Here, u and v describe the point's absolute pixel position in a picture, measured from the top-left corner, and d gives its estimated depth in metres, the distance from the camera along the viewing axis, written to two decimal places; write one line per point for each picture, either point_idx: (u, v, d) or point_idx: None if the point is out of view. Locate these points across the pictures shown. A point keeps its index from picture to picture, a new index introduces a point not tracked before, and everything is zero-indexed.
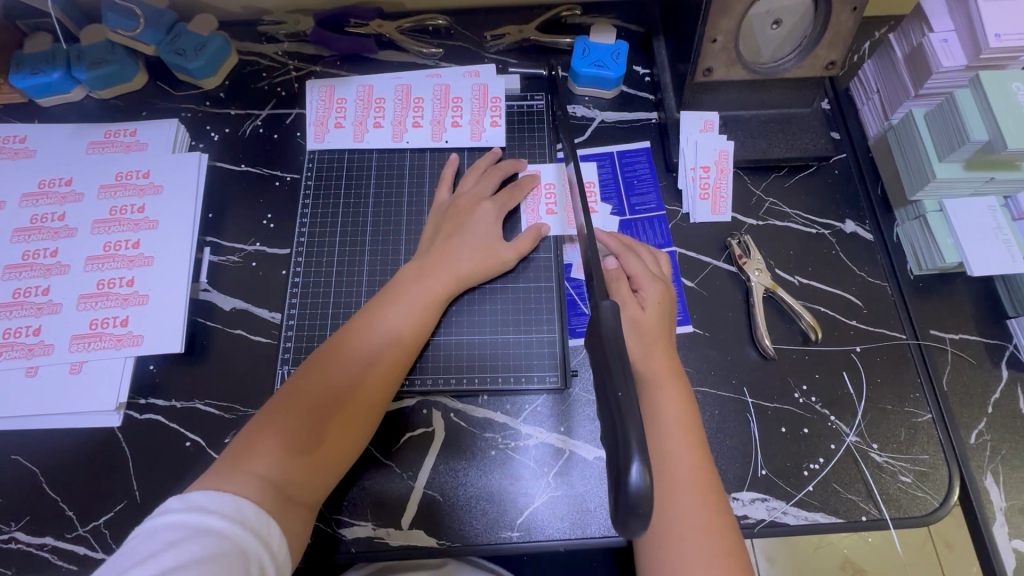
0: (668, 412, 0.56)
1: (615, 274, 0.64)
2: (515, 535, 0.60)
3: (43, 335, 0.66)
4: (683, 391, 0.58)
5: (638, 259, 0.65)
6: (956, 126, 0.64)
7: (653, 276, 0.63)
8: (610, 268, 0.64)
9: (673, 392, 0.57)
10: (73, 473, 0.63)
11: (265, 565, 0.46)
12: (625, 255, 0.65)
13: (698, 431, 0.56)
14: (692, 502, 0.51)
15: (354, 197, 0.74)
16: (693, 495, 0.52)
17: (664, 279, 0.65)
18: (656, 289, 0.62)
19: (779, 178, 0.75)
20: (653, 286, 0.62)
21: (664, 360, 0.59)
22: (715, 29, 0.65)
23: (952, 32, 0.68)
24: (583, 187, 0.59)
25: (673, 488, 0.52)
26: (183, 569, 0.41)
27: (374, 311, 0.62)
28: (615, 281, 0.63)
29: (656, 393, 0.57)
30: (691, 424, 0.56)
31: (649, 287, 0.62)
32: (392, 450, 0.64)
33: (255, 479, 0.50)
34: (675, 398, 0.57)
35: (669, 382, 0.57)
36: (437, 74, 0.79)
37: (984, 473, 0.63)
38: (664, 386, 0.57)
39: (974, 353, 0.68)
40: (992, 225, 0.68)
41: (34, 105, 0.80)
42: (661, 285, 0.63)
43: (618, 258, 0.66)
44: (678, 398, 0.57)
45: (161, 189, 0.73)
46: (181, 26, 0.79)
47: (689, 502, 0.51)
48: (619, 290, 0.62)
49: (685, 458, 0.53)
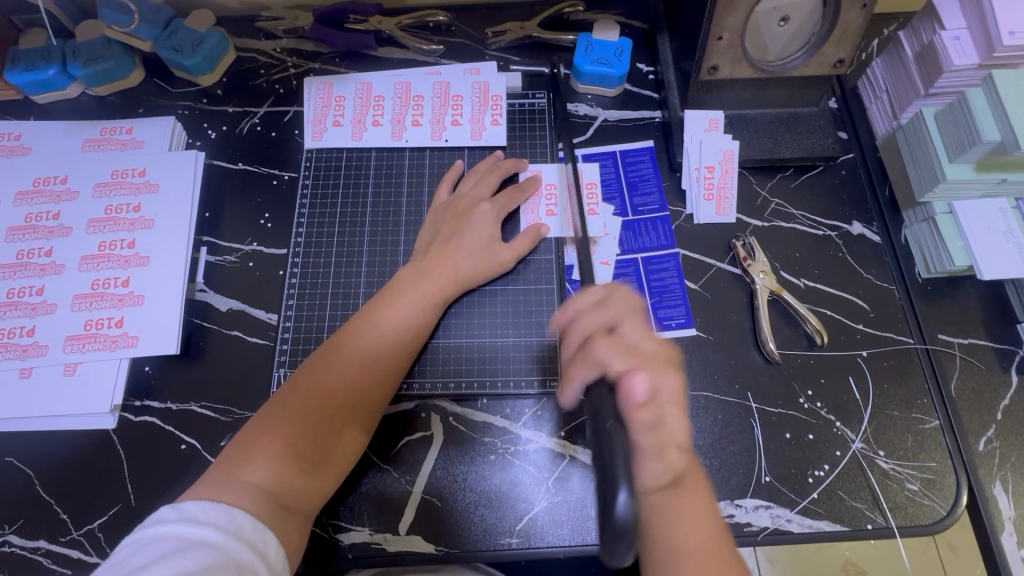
0: (689, 546, 0.48)
1: (649, 410, 0.49)
2: (514, 542, 0.59)
3: (37, 336, 0.65)
4: (701, 510, 0.50)
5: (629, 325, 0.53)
6: (968, 128, 0.63)
7: (664, 359, 0.52)
8: (638, 399, 0.49)
9: (692, 518, 0.49)
10: (69, 476, 0.62)
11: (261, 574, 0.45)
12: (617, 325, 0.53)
13: (723, 547, 0.49)
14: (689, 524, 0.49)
15: (353, 197, 0.73)
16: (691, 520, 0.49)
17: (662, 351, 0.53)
18: (673, 382, 0.52)
19: (785, 179, 0.74)
20: (670, 378, 0.51)
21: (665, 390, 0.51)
22: (721, 26, 0.64)
23: (964, 30, 0.66)
24: (578, 190, 0.65)
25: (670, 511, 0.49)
26: None
27: (369, 315, 0.61)
28: (651, 421, 0.49)
29: (670, 518, 0.48)
30: (714, 544, 0.49)
31: (664, 380, 0.51)
32: (389, 453, 0.63)
33: (250, 488, 0.50)
34: (696, 522, 0.49)
35: (685, 500, 0.49)
36: (438, 71, 0.77)
37: (992, 481, 0.62)
38: (680, 510, 0.49)
39: (983, 358, 0.66)
40: (1003, 228, 0.66)
41: (29, 102, 0.79)
42: (671, 367, 0.53)
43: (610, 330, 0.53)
44: (699, 522, 0.49)
45: (157, 188, 0.72)
46: (177, 22, 0.78)
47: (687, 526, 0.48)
48: (657, 424, 0.50)
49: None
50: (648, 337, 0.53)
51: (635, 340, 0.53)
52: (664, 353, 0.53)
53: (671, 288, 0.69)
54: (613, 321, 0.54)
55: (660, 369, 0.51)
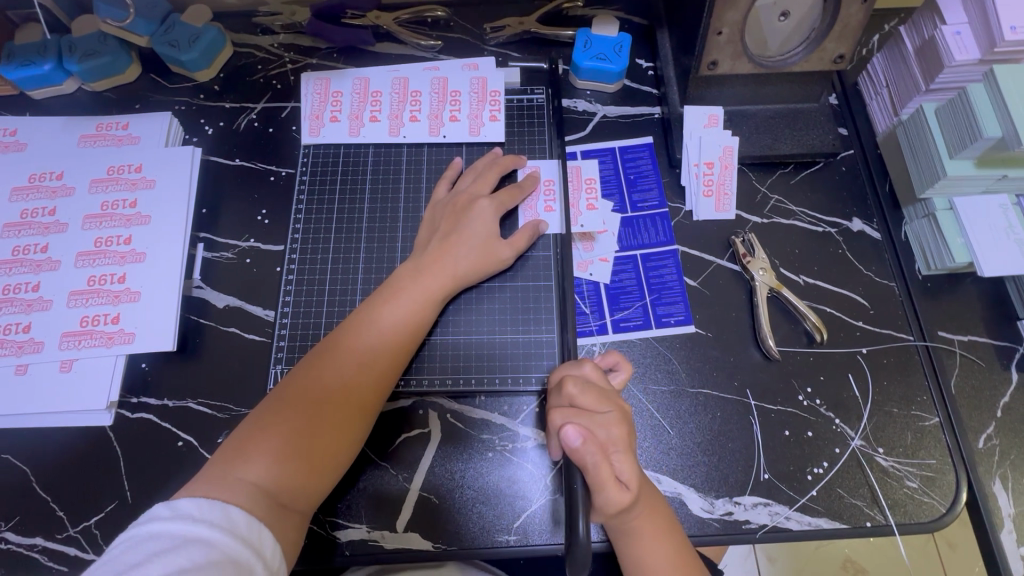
0: (653, 565, 0.53)
1: (591, 450, 0.50)
2: (512, 539, 0.59)
3: (33, 332, 0.65)
4: (662, 528, 0.54)
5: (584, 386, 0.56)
6: (969, 124, 0.62)
7: (614, 416, 0.54)
8: (577, 446, 0.50)
9: (656, 538, 0.54)
10: (65, 473, 0.62)
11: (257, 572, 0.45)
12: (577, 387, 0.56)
13: (688, 556, 0.54)
14: (656, 544, 0.54)
15: (350, 193, 0.72)
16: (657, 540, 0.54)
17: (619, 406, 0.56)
18: (621, 431, 0.54)
19: (784, 175, 0.73)
20: (615, 429, 0.54)
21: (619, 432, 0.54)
22: (721, 21, 0.64)
23: (965, 25, 0.66)
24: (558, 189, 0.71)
25: (638, 536, 0.54)
26: None
27: (367, 313, 0.61)
28: (595, 461, 0.50)
29: (635, 540, 0.54)
30: (681, 557, 0.54)
31: (608, 433, 0.53)
32: (388, 450, 0.63)
33: (247, 487, 0.50)
34: (658, 539, 0.54)
35: (648, 524, 0.54)
36: (435, 67, 0.77)
37: (992, 478, 0.62)
38: (643, 532, 0.54)
39: (983, 355, 0.66)
40: (1004, 224, 0.66)
41: (25, 97, 0.78)
42: (622, 421, 0.55)
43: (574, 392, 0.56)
44: (661, 541, 0.54)
45: (153, 184, 0.71)
46: (174, 17, 0.78)
47: (654, 546, 0.54)
48: (597, 465, 0.50)
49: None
50: (602, 401, 0.55)
51: (588, 404, 0.55)
52: (618, 411, 0.55)
53: (670, 285, 0.68)
54: (571, 392, 0.55)
55: (607, 425, 0.54)
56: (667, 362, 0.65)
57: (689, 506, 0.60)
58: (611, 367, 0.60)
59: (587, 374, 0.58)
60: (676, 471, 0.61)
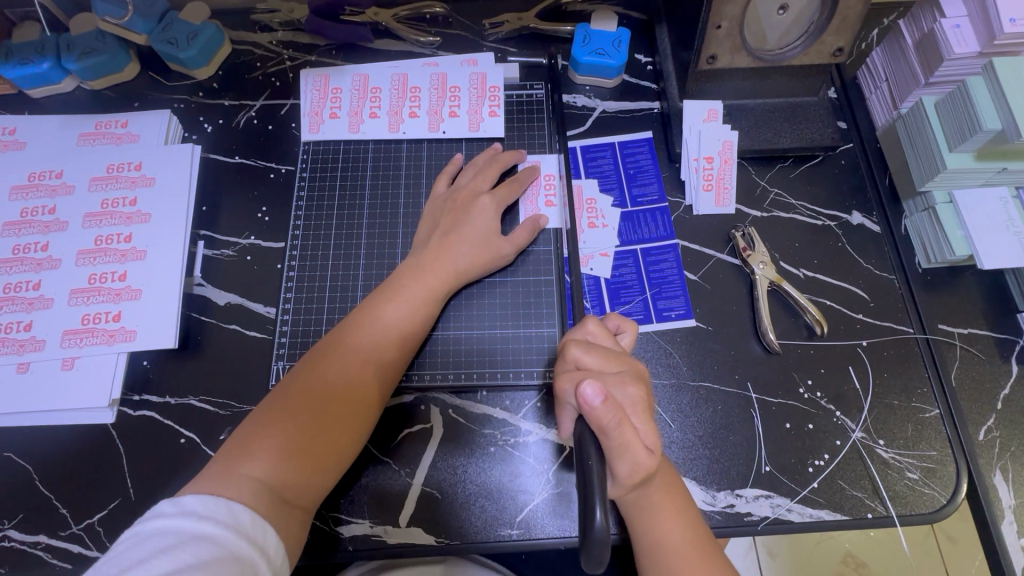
0: (666, 542, 0.53)
1: (610, 410, 0.48)
2: (514, 533, 0.59)
3: (34, 331, 0.65)
4: (679, 506, 0.54)
5: (591, 348, 0.55)
6: (968, 115, 0.62)
7: (628, 375, 0.54)
8: (597, 406, 0.47)
9: (670, 515, 0.53)
10: (68, 471, 0.62)
11: (260, 570, 0.45)
12: (586, 348, 0.55)
13: (705, 542, 0.53)
14: (670, 522, 0.53)
15: (349, 190, 0.72)
16: (673, 518, 0.53)
17: (635, 367, 0.56)
18: (637, 391, 0.53)
19: (784, 169, 0.73)
20: (631, 388, 0.53)
21: (637, 393, 0.53)
22: (720, 15, 0.64)
23: (964, 17, 0.66)
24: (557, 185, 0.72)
25: (655, 513, 0.53)
26: None
27: (369, 310, 0.61)
28: (615, 422, 0.48)
29: (652, 516, 0.53)
30: (697, 542, 0.53)
31: (625, 394, 0.53)
32: (389, 446, 0.63)
33: (251, 483, 0.50)
34: (672, 517, 0.53)
35: (663, 501, 0.54)
36: (434, 62, 0.77)
37: (993, 470, 0.62)
38: (658, 507, 0.53)
39: (983, 348, 0.66)
40: (1004, 217, 0.66)
41: (24, 97, 0.78)
42: (637, 380, 0.54)
43: (584, 354, 0.55)
44: (676, 517, 0.53)
45: (153, 182, 0.71)
46: (172, 15, 0.77)
47: (669, 524, 0.53)
48: (620, 429, 0.48)
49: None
50: (611, 361, 0.55)
51: (595, 365, 0.55)
52: (631, 370, 0.55)
53: (670, 279, 0.69)
54: (576, 354, 0.55)
55: (622, 384, 0.53)
56: (668, 356, 0.66)
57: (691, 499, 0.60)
58: (618, 329, 0.60)
59: (592, 333, 0.58)
60: (677, 464, 0.61)
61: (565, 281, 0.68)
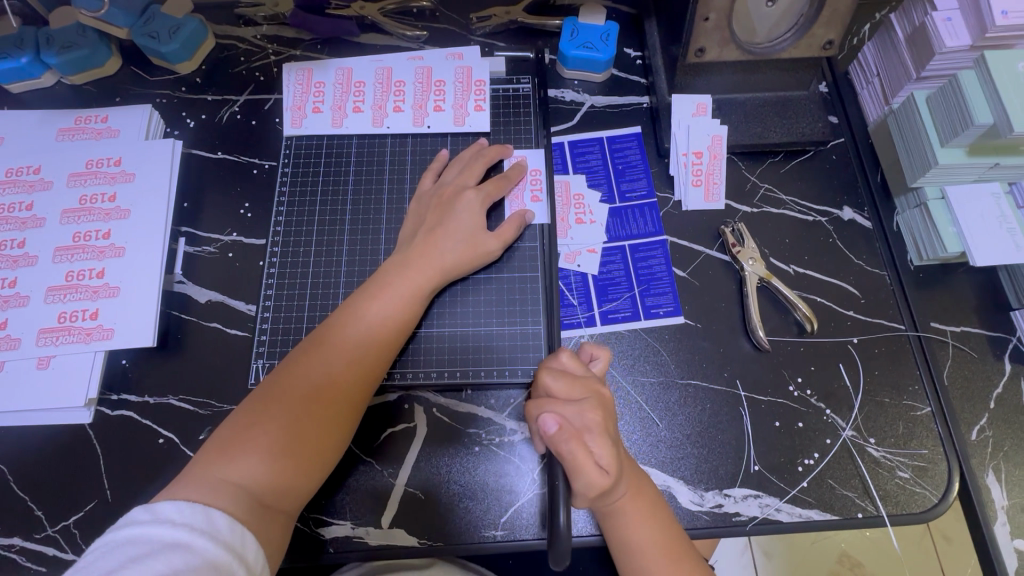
0: (639, 547, 0.52)
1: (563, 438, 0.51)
2: (499, 534, 0.58)
3: (10, 329, 0.64)
4: (649, 509, 0.53)
5: (556, 375, 0.56)
6: (960, 110, 0.62)
7: (590, 402, 0.54)
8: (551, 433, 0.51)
9: (643, 519, 0.53)
10: (44, 473, 0.61)
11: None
12: (550, 375, 0.56)
13: (679, 545, 0.53)
14: (643, 527, 0.53)
15: (333, 186, 0.71)
16: (646, 523, 0.53)
17: (600, 393, 0.55)
18: (595, 417, 0.53)
19: (774, 164, 0.72)
20: (589, 414, 0.53)
21: (596, 415, 0.53)
22: (708, 7, 0.63)
23: (955, 10, 0.65)
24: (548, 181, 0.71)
25: (628, 519, 0.53)
26: None
27: (354, 309, 0.60)
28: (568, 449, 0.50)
29: (621, 523, 0.53)
30: (668, 545, 0.52)
31: (584, 419, 0.53)
32: (373, 446, 0.62)
33: (229, 487, 0.49)
34: (644, 521, 0.53)
35: (631, 507, 0.53)
36: (419, 56, 0.76)
37: (985, 469, 0.61)
38: (629, 514, 0.53)
39: (975, 346, 0.65)
40: (996, 213, 0.65)
41: (3, 91, 0.77)
42: (599, 407, 0.54)
43: (552, 380, 0.55)
44: (648, 520, 0.53)
45: (133, 178, 0.70)
46: (154, 8, 0.76)
47: (642, 529, 0.52)
48: (571, 452, 0.50)
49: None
50: (576, 388, 0.55)
51: (562, 391, 0.55)
52: (595, 399, 0.55)
53: (659, 276, 0.68)
54: (546, 382, 0.56)
55: (581, 411, 0.53)
56: (655, 354, 0.65)
57: (678, 498, 0.59)
58: (591, 358, 0.59)
59: (562, 364, 0.57)
60: (665, 463, 0.60)
61: (553, 277, 0.67)
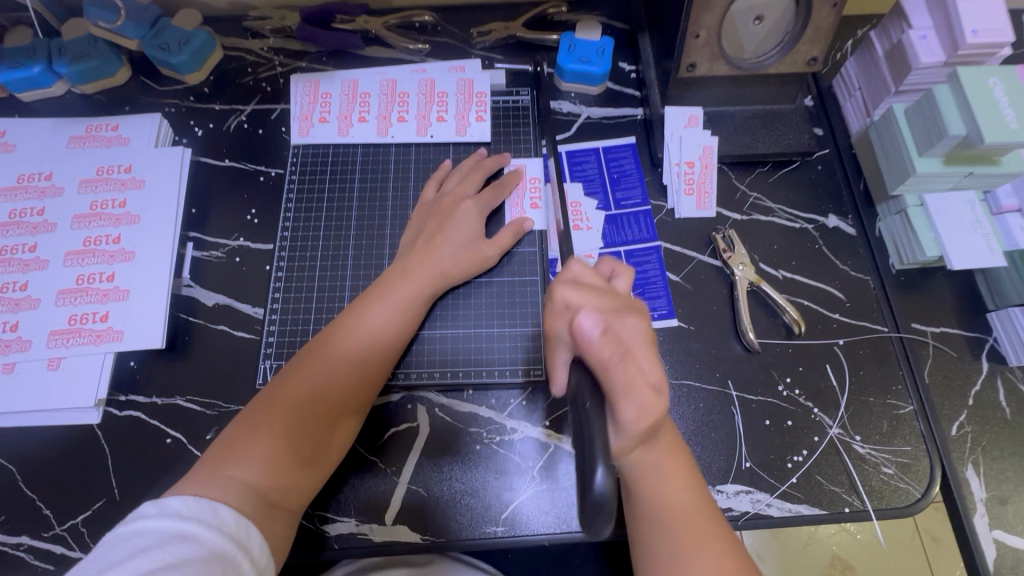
0: (672, 507, 0.50)
1: (608, 345, 0.47)
2: (499, 530, 0.60)
3: (20, 331, 0.65)
4: (681, 471, 0.52)
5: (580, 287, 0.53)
6: (936, 122, 0.65)
7: (621, 308, 0.51)
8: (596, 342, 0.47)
9: (675, 474, 0.52)
10: (52, 472, 0.62)
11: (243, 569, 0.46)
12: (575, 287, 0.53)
13: (710, 509, 0.51)
14: (676, 487, 0.51)
15: (339, 192, 0.74)
16: (678, 483, 0.52)
17: (625, 301, 0.53)
18: (634, 323, 0.50)
19: (763, 174, 0.76)
20: (628, 322, 0.50)
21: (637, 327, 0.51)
22: (698, 25, 0.66)
23: (930, 29, 0.69)
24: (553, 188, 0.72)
25: (659, 480, 0.51)
26: None
27: (358, 313, 0.61)
28: (615, 358, 0.46)
29: (656, 479, 0.51)
30: (701, 507, 0.51)
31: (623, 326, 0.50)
32: (377, 445, 0.63)
33: (236, 485, 0.50)
34: (676, 477, 0.52)
35: (666, 462, 0.52)
36: (423, 69, 0.79)
37: (965, 464, 0.64)
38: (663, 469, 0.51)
39: (954, 346, 0.68)
40: (972, 220, 0.68)
41: (15, 100, 0.79)
42: (631, 312, 0.51)
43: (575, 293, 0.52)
44: (681, 481, 0.52)
45: (143, 184, 0.72)
46: (164, 21, 0.79)
47: (674, 490, 0.51)
48: (620, 363, 0.46)
49: (706, 553, 0.48)
50: (601, 297, 0.52)
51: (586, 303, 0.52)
52: (621, 304, 0.52)
53: (652, 280, 0.70)
54: (567, 295, 0.52)
55: (620, 318, 0.50)
56: None
57: None
58: (612, 274, 0.57)
59: (580, 275, 0.55)
60: None
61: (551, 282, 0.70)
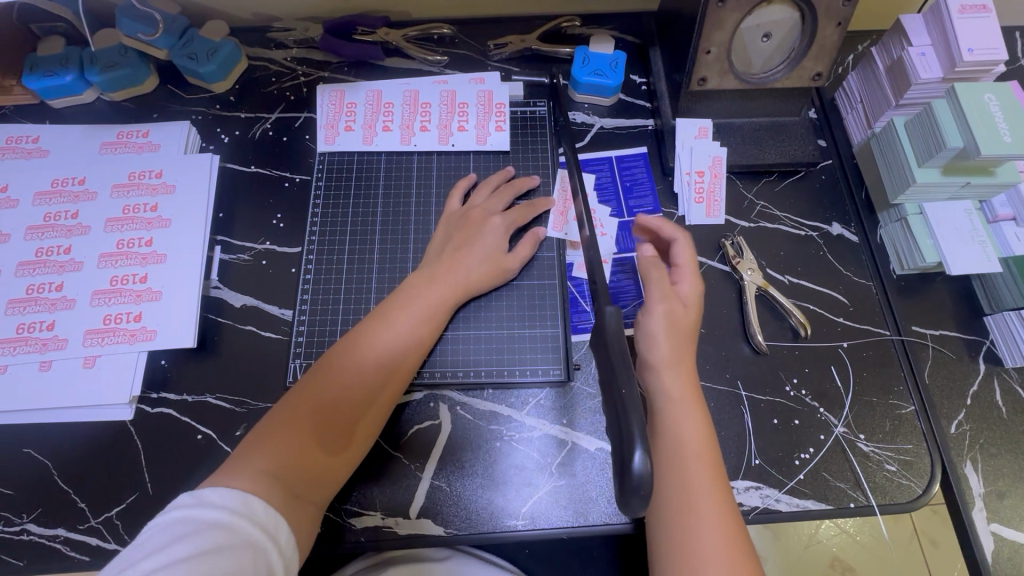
0: (688, 446, 0.57)
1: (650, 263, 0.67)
2: (520, 523, 0.62)
3: (56, 330, 0.68)
4: (700, 417, 0.59)
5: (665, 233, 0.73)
6: (935, 135, 0.68)
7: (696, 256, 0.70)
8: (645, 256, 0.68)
9: (692, 413, 0.59)
10: (86, 467, 0.64)
11: (271, 558, 0.48)
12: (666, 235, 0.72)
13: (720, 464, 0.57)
14: (694, 430, 0.58)
15: (364, 197, 0.76)
16: (696, 424, 0.58)
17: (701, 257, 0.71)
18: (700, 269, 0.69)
19: (769, 183, 0.79)
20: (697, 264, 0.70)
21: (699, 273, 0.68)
22: (709, 41, 0.69)
23: (929, 46, 0.72)
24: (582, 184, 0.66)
25: (677, 417, 0.58)
26: (194, 560, 0.43)
27: (385, 316, 0.64)
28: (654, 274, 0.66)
29: (676, 418, 0.58)
30: (711, 453, 0.57)
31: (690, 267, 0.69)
32: (400, 442, 0.66)
33: (265, 478, 0.52)
34: (693, 418, 0.58)
35: (684, 405, 0.59)
36: (444, 80, 0.82)
37: (963, 461, 0.67)
38: (685, 410, 0.59)
39: (953, 349, 0.71)
40: (969, 228, 0.72)
41: (45, 106, 0.81)
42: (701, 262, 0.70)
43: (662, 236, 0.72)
44: (700, 427, 0.58)
45: (173, 189, 0.75)
46: (194, 31, 0.81)
47: (692, 429, 0.58)
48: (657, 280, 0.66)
49: (713, 502, 0.54)
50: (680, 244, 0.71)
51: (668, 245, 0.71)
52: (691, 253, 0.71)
53: None
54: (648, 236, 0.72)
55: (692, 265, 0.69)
56: None
57: None
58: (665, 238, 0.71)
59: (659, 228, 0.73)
60: None
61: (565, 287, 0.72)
